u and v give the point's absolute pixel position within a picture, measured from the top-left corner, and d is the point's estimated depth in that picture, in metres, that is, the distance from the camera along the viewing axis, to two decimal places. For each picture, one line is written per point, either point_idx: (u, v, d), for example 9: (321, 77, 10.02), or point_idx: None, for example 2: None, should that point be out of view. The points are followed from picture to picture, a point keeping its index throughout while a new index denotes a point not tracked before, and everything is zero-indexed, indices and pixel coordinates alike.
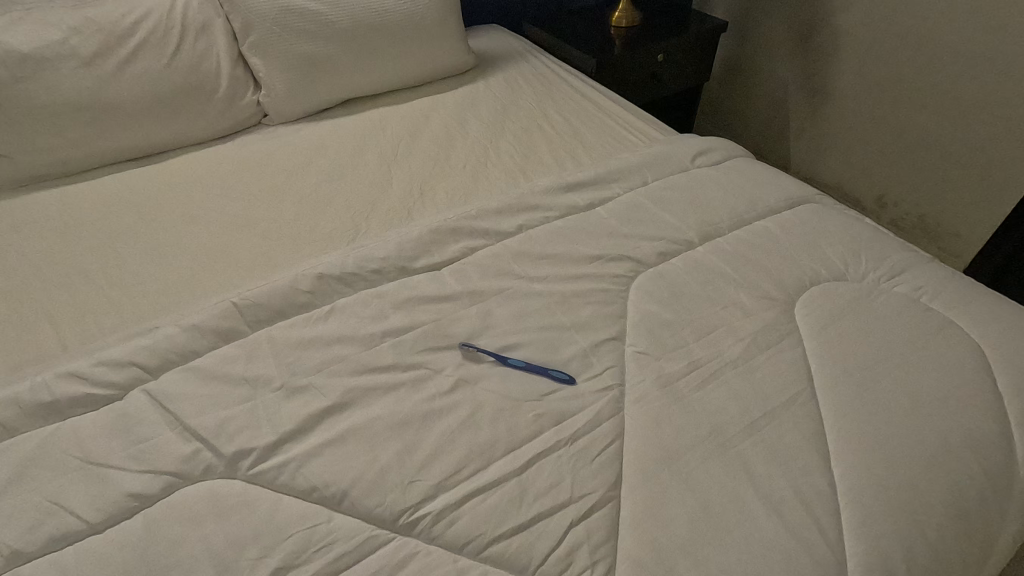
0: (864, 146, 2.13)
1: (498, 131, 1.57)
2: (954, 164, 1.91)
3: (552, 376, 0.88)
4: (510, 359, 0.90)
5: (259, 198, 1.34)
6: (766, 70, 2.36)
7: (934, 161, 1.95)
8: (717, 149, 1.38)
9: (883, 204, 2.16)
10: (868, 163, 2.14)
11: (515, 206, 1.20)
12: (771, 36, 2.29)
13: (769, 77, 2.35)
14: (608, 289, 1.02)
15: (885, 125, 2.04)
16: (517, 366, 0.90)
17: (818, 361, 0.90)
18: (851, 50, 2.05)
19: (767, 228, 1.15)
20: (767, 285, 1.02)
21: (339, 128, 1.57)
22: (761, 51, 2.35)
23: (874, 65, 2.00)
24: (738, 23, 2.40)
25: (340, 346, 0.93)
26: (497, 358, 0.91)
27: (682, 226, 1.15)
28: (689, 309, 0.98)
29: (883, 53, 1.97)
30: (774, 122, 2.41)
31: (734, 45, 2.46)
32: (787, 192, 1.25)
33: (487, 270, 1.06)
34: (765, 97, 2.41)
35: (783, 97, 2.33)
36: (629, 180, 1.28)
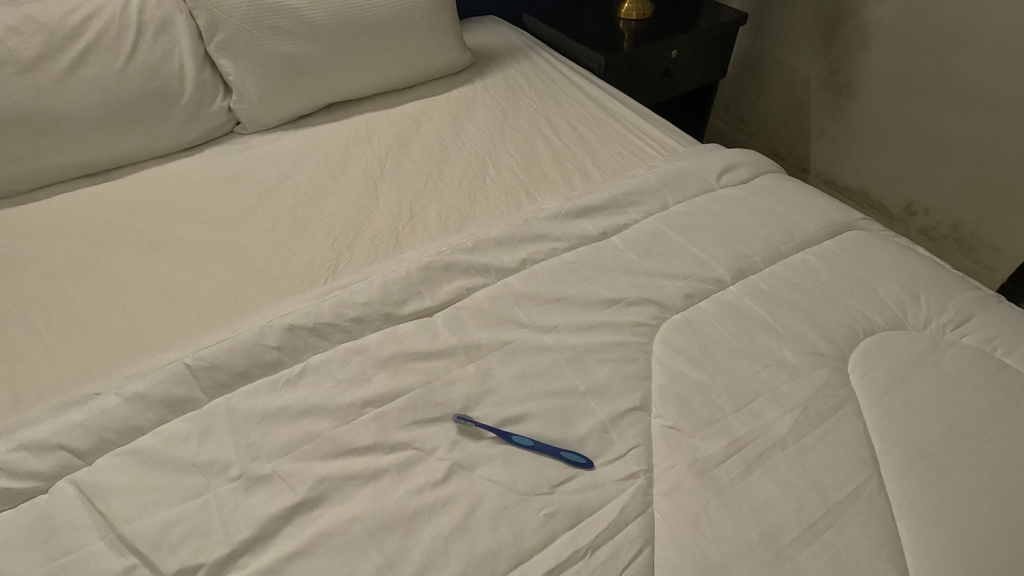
0: (893, 151, 1.98)
1: (497, 142, 1.41)
2: (997, 171, 1.74)
3: (566, 459, 0.74)
4: (514, 437, 0.76)
5: (228, 223, 1.18)
6: (785, 65, 2.19)
7: (973, 169, 1.79)
8: (744, 165, 1.23)
9: (912, 212, 2.00)
10: (896, 169, 1.99)
11: (518, 236, 1.04)
12: (791, 30, 2.12)
13: (789, 72, 2.18)
14: (628, 341, 0.88)
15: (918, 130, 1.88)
16: (523, 445, 0.75)
17: (882, 438, 0.76)
18: (879, 46, 1.89)
19: (808, 263, 1.00)
20: (815, 336, 0.88)
21: (319, 138, 1.41)
22: (781, 45, 2.18)
23: (907, 61, 1.83)
24: (756, 14, 2.22)
25: (312, 420, 0.78)
26: (499, 434, 0.76)
27: (710, 261, 1.00)
28: (726, 368, 0.83)
29: (917, 50, 1.80)
30: (793, 121, 2.24)
31: (750, 38, 2.28)
32: (827, 217, 1.10)
33: (486, 317, 0.91)
34: (783, 94, 2.24)
35: (803, 94, 2.17)
36: (648, 204, 1.13)
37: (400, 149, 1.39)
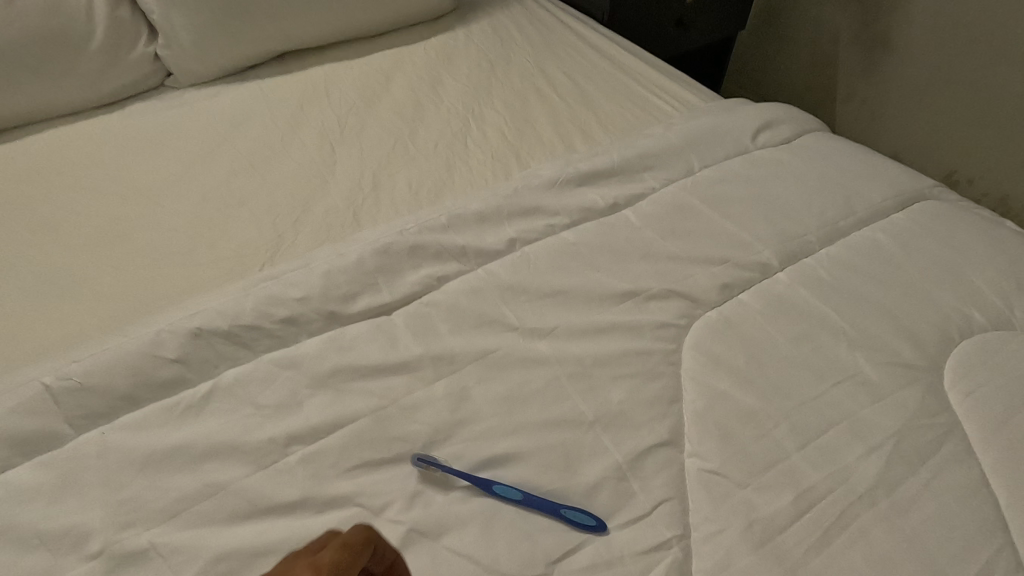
0: (953, 100, 1.69)
1: (483, 98, 1.17)
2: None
3: (569, 521, 0.54)
4: (496, 486, 0.55)
5: (147, 193, 0.95)
6: (813, 17, 1.94)
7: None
8: (785, 122, 1.00)
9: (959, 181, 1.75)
10: (948, 127, 1.71)
11: (506, 210, 0.82)
12: None
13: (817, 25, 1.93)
14: (651, 349, 0.66)
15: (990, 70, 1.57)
16: (509, 500, 0.55)
17: (1006, 490, 0.55)
18: None
19: (877, 243, 0.78)
20: (898, 342, 0.66)
21: (267, 93, 1.17)
22: None
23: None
24: None
25: (216, 465, 0.56)
26: (475, 483, 0.55)
27: (752, 242, 0.78)
28: (782, 388, 0.62)
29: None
30: (818, 82, 2.00)
31: None
32: (894, 184, 0.88)
33: (463, 317, 0.69)
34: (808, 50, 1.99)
35: (832, 49, 1.92)
36: (669, 169, 0.90)
37: (366, 106, 1.15)
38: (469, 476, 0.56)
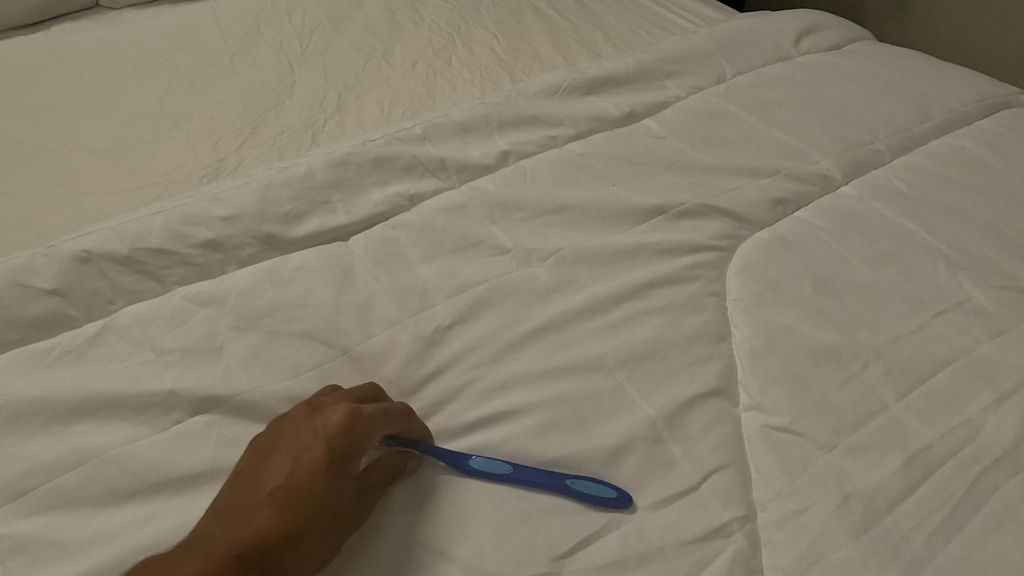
0: None
1: (471, 16, 1.00)
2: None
3: (578, 494, 0.39)
4: (472, 461, 0.39)
5: (65, 116, 0.79)
6: None
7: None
8: (831, 28, 0.83)
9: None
10: None
11: (495, 119, 0.66)
12: None
13: None
14: (687, 277, 0.50)
15: None
16: (494, 477, 0.39)
17: None
18: None
19: (965, 151, 0.62)
20: (1012, 264, 0.50)
21: (218, 10, 1.00)
22: None
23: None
24: None
25: (94, 428, 0.41)
26: (444, 459, 0.39)
27: (808, 151, 0.62)
28: (866, 321, 0.46)
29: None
30: None
31: None
32: (974, 88, 0.71)
33: (440, 240, 0.54)
34: None
35: None
36: (696, 75, 0.73)
37: (333, 25, 0.98)
38: (439, 449, 0.40)
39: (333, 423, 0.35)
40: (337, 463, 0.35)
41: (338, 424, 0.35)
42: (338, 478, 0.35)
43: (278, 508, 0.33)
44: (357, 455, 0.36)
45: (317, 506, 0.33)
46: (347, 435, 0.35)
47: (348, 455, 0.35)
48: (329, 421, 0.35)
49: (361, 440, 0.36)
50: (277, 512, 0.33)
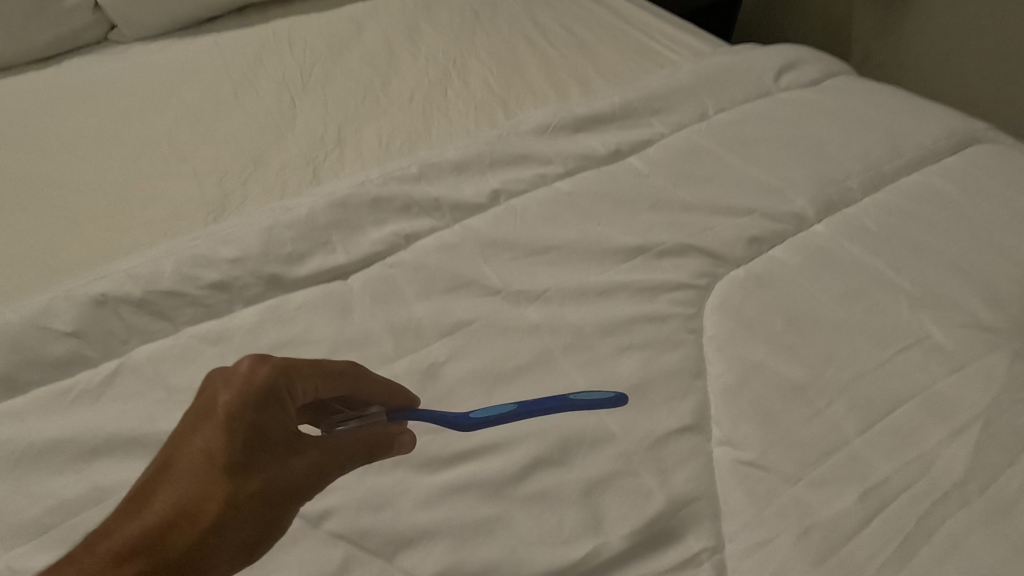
0: None
1: (466, 48, 1.04)
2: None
3: (576, 402, 0.43)
4: (471, 413, 0.43)
5: (75, 151, 0.82)
6: None
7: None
8: (809, 63, 0.87)
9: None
10: None
11: (487, 158, 0.69)
12: None
13: None
14: (666, 314, 0.53)
15: None
16: (496, 419, 0.42)
17: None
18: None
19: (933, 188, 0.65)
20: (973, 302, 0.53)
21: (222, 43, 1.03)
22: None
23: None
24: None
25: (113, 465, 0.44)
26: (441, 419, 0.43)
27: (784, 189, 0.65)
28: (833, 357, 0.50)
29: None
30: None
31: None
32: (944, 124, 0.75)
33: (434, 279, 0.57)
34: None
35: None
36: (680, 112, 0.77)
37: (333, 57, 1.02)
38: (423, 412, 0.44)
39: (237, 376, 0.36)
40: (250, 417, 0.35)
41: (243, 378, 0.36)
42: (252, 431, 0.35)
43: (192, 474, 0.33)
44: (275, 409, 0.36)
45: (229, 463, 0.33)
46: (251, 388, 0.35)
47: (257, 407, 0.35)
48: (235, 377, 0.36)
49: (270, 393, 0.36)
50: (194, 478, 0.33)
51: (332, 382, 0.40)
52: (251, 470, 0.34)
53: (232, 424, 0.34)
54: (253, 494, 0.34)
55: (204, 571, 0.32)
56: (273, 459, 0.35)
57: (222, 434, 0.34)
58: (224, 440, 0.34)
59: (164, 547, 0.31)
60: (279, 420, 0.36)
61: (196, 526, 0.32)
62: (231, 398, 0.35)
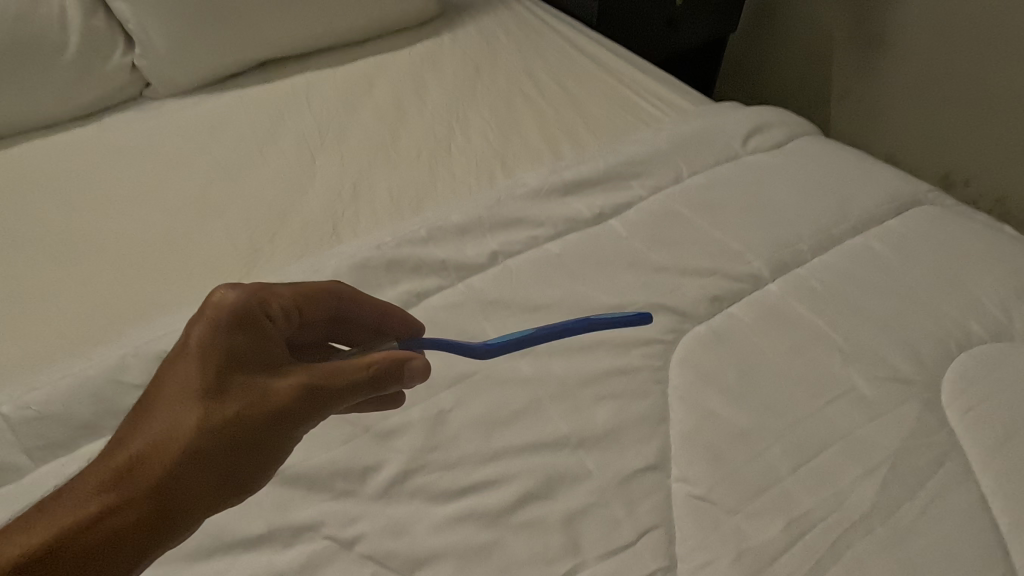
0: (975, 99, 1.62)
1: (469, 103, 1.15)
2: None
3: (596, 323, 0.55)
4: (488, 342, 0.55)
5: (121, 207, 0.93)
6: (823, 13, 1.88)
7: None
8: (776, 126, 0.98)
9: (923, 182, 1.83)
10: (946, 132, 1.71)
11: (488, 220, 0.79)
12: None
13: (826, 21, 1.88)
14: (638, 367, 0.63)
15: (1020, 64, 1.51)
16: (511, 345, 0.54)
17: (1006, 512, 0.53)
18: None
19: (873, 251, 0.75)
20: (895, 356, 0.64)
21: (247, 100, 1.14)
22: None
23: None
24: None
25: None
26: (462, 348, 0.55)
27: (744, 251, 0.75)
28: (774, 406, 0.59)
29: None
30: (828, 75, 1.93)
31: None
32: (889, 188, 0.85)
33: (441, 334, 0.67)
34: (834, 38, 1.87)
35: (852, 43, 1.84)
36: (658, 175, 0.87)
37: (348, 113, 1.12)
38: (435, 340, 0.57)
39: (209, 314, 0.45)
40: (222, 344, 0.44)
41: (216, 315, 0.45)
42: (228, 345, 0.44)
43: (176, 395, 0.42)
44: (246, 335, 0.46)
45: (208, 380, 0.42)
46: (222, 318, 0.45)
47: (229, 332, 0.45)
48: (209, 314, 0.45)
49: (240, 321, 0.46)
50: (178, 399, 0.41)
51: (309, 302, 0.52)
52: (230, 378, 0.43)
53: (207, 346, 0.43)
54: (233, 400, 0.42)
55: (195, 464, 0.40)
56: (251, 376, 0.44)
57: (199, 361, 0.43)
58: (202, 364, 0.43)
59: (160, 450, 0.40)
60: (251, 343, 0.45)
61: (183, 433, 0.40)
62: (203, 332, 0.44)
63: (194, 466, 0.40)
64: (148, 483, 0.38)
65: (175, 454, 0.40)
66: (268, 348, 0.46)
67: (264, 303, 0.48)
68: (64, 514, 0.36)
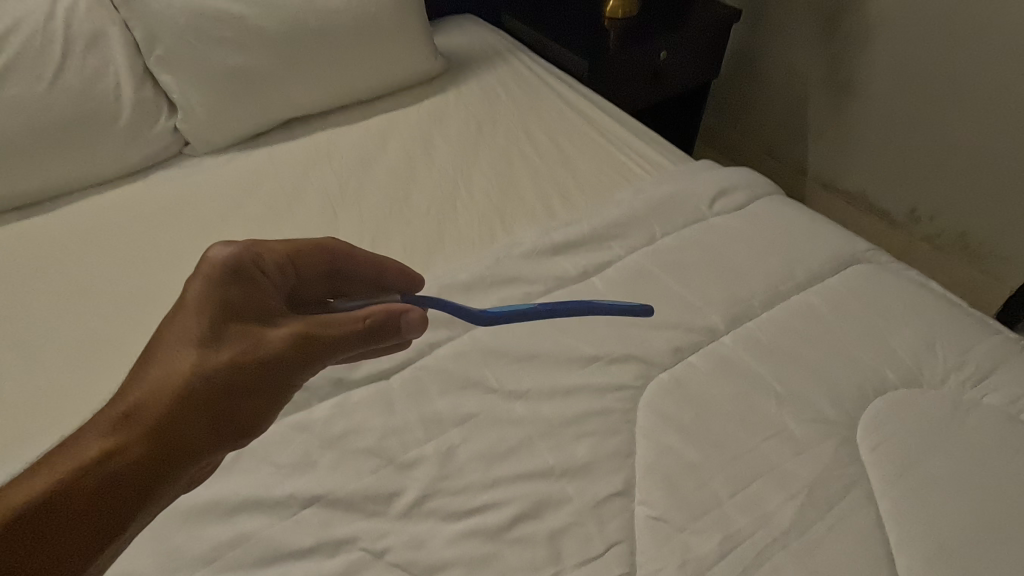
0: (935, 143, 1.78)
1: (471, 160, 1.29)
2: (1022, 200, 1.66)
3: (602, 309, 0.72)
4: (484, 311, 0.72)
5: (172, 260, 1.07)
6: (795, 61, 2.04)
7: (991, 197, 1.71)
8: (739, 188, 1.12)
9: (887, 219, 1.98)
10: (911, 172, 1.86)
11: (488, 279, 0.94)
12: (804, 24, 1.97)
13: (800, 67, 2.04)
14: (611, 409, 0.78)
15: (974, 113, 1.67)
16: (502, 316, 0.72)
17: (897, 530, 0.67)
18: (898, 41, 1.75)
19: (811, 306, 0.90)
20: (821, 401, 0.78)
21: (276, 157, 1.29)
22: (792, 38, 2.03)
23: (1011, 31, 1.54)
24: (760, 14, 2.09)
25: (245, 517, 0.68)
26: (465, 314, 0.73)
27: (703, 306, 0.90)
28: (719, 443, 0.74)
29: (1017, 21, 1.51)
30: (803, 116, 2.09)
31: (761, 35, 2.12)
32: (832, 248, 0.99)
33: (450, 380, 0.81)
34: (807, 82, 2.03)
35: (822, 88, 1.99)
36: (634, 236, 1.02)
37: (365, 170, 1.27)
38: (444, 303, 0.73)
39: (206, 277, 0.63)
40: (218, 300, 0.62)
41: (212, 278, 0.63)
42: (223, 300, 0.62)
43: (182, 342, 0.59)
44: (238, 292, 0.63)
45: (206, 330, 0.60)
46: (215, 280, 0.63)
47: (221, 289, 0.62)
48: (206, 278, 0.63)
49: (230, 279, 0.63)
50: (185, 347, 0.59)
51: (300, 256, 0.70)
52: (226, 328, 0.61)
53: (205, 301, 0.61)
54: (226, 346, 0.60)
55: (198, 390, 0.58)
56: (242, 326, 0.62)
57: (200, 315, 0.60)
58: (201, 316, 0.60)
59: (171, 382, 0.57)
60: (243, 297, 0.63)
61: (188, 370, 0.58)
62: (201, 291, 0.62)
63: (197, 393, 0.58)
64: (164, 402, 0.57)
65: (182, 383, 0.57)
66: (255, 300, 0.64)
67: (256, 261, 0.66)
68: (107, 425, 0.55)
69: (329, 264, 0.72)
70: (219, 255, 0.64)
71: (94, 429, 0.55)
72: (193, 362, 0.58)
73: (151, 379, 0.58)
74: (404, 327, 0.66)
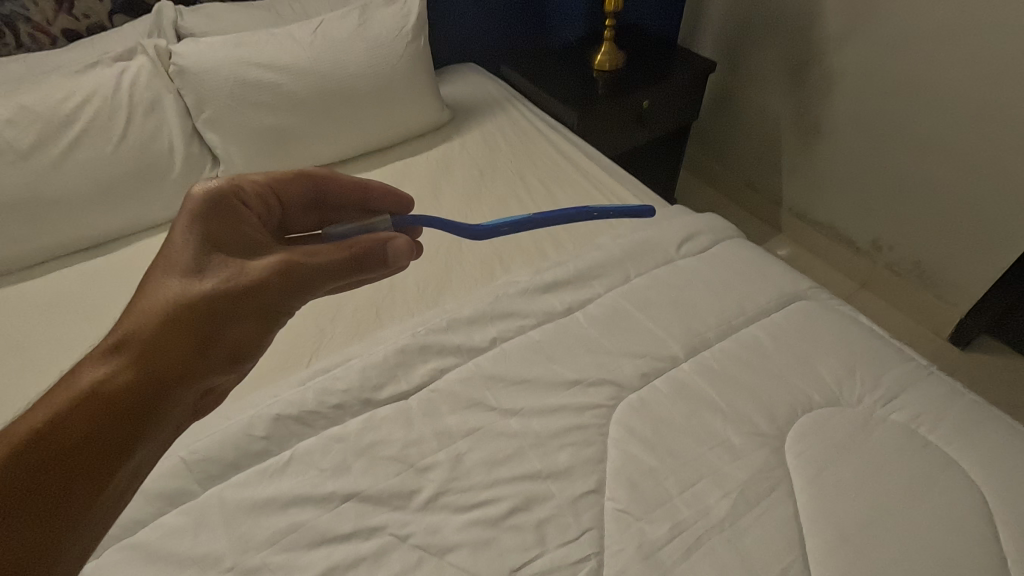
0: (889, 179, 1.98)
1: (474, 204, 1.49)
2: (965, 234, 1.84)
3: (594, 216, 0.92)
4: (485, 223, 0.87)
5: None
6: (768, 104, 2.26)
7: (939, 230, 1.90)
8: (704, 233, 1.31)
9: (852, 247, 2.17)
10: (871, 204, 2.05)
11: (489, 314, 1.13)
12: (775, 71, 2.19)
13: (772, 109, 2.25)
14: (588, 424, 0.96)
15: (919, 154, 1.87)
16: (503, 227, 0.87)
17: (810, 519, 0.85)
18: (855, 89, 1.96)
19: (756, 338, 1.08)
20: (758, 418, 0.96)
21: None
22: (765, 83, 2.25)
23: (946, 83, 1.73)
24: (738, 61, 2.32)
25: (297, 509, 0.86)
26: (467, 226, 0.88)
27: (667, 338, 1.08)
28: (673, 451, 0.92)
29: (949, 78, 1.72)
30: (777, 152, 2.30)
31: (739, 79, 2.34)
32: (778, 288, 1.18)
33: (457, 400, 1.00)
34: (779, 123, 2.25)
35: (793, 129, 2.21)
36: (612, 276, 1.21)
37: None
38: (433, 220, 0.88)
39: (190, 215, 0.73)
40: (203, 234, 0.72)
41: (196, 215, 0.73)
42: (208, 234, 0.72)
43: (169, 274, 0.68)
44: (221, 227, 0.74)
45: (194, 260, 0.69)
46: (198, 213, 0.73)
47: (204, 224, 0.72)
48: (190, 216, 0.72)
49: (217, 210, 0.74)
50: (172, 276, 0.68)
51: (279, 184, 0.82)
52: (209, 260, 0.70)
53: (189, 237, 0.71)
54: (210, 275, 0.69)
55: (191, 310, 0.66)
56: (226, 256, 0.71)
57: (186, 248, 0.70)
58: (188, 249, 0.70)
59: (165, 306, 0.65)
60: (227, 231, 0.74)
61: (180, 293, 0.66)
62: (186, 226, 0.72)
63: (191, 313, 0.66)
64: (157, 321, 0.64)
65: (176, 306, 0.65)
66: (240, 230, 0.75)
67: (237, 190, 0.77)
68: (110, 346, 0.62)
69: (313, 192, 0.86)
70: (198, 191, 0.75)
71: (86, 361, 0.61)
72: (178, 288, 0.66)
73: (143, 308, 0.65)
74: (392, 254, 0.80)
